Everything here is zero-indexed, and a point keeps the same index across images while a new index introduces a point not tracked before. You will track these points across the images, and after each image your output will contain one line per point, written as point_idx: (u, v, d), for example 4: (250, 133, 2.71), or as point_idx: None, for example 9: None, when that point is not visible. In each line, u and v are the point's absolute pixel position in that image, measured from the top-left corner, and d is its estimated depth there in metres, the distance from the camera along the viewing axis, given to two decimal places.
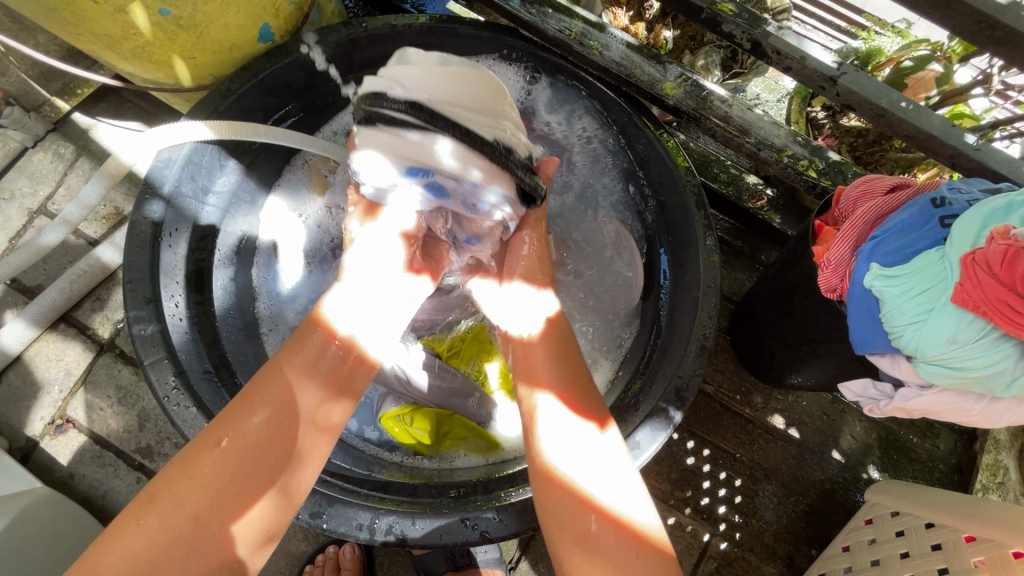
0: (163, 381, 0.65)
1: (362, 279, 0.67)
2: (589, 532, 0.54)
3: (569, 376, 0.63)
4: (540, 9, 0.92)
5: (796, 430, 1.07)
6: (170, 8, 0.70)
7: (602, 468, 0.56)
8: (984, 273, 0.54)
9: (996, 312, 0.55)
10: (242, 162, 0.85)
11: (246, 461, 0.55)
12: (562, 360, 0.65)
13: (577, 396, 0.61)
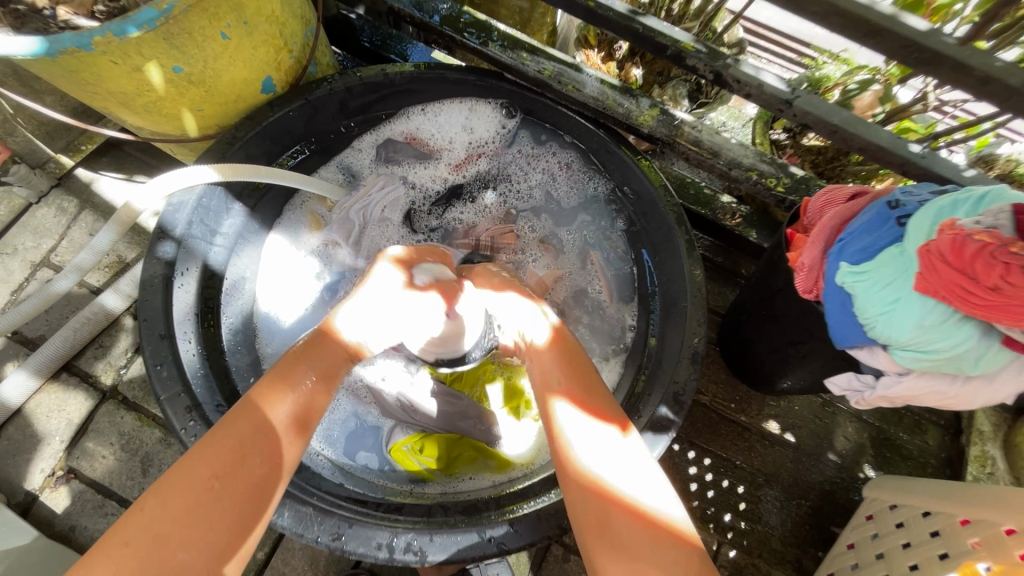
0: (181, 414, 0.66)
1: (377, 306, 0.70)
2: (609, 521, 0.54)
3: (581, 387, 0.65)
4: (518, 54, 1.00)
5: (791, 434, 1.10)
6: (183, 66, 0.75)
7: (618, 459, 0.58)
8: (940, 262, 0.58)
9: (955, 296, 0.59)
10: (248, 205, 0.90)
11: (229, 488, 0.53)
12: (573, 367, 0.67)
13: (590, 399, 0.64)
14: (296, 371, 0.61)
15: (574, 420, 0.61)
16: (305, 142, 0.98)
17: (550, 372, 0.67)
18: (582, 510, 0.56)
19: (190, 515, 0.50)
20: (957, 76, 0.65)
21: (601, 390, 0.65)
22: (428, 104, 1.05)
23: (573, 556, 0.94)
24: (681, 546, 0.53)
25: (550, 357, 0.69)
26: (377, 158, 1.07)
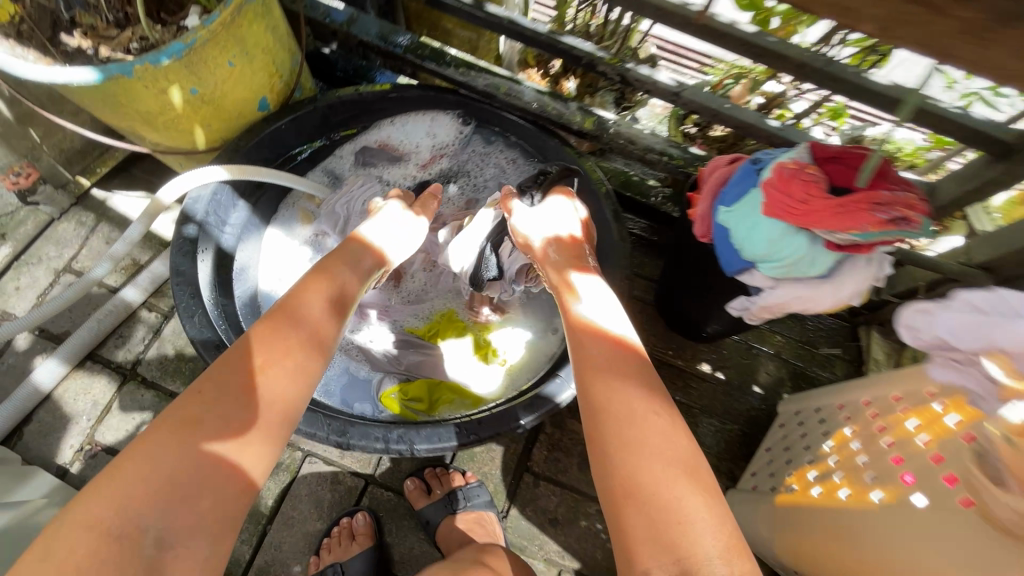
0: (212, 352, 0.83)
1: (383, 222, 0.94)
2: (587, 347, 0.68)
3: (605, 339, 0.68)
4: (467, 72, 1.25)
5: (721, 373, 1.30)
6: (198, 89, 0.95)
7: (607, 311, 0.73)
8: (773, 190, 0.79)
9: (786, 214, 0.78)
10: (250, 202, 1.09)
11: (271, 384, 0.64)
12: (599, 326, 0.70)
13: (618, 360, 0.65)
14: (334, 266, 0.82)
15: (604, 390, 0.62)
16: (293, 154, 1.18)
17: (591, 312, 0.73)
18: (613, 485, 0.56)
19: (228, 414, 0.60)
20: (780, 63, 0.89)
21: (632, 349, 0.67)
22: (397, 117, 1.27)
23: (542, 481, 1.11)
24: (698, 498, 0.53)
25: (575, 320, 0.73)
26: (356, 163, 1.27)
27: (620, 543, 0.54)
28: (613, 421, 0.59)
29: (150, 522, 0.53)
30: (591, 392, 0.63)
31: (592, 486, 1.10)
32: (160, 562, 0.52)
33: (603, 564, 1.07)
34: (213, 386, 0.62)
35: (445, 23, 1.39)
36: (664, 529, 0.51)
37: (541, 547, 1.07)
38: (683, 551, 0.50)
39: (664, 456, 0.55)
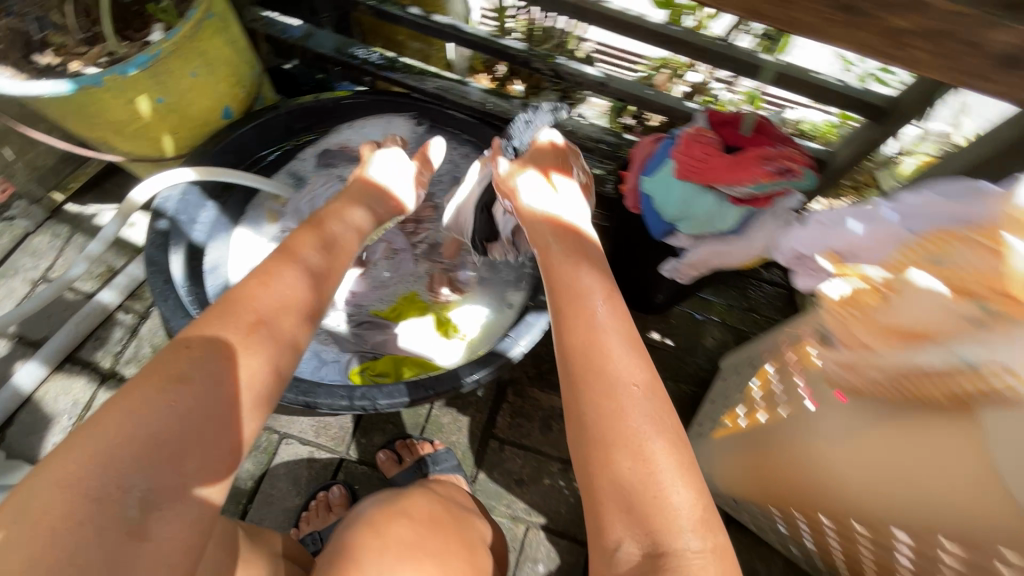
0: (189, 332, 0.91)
1: (385, 165, 1.04)
2: (535, 232, 0.79)
3: (589, 305, 0.63)
4: (420, 77, 1.41)
5: (670, 339, 1.41)
6: (165, 97, 1.04)
7: (565, 202, 0.82)
8: (681, 152, 0.91)
9: (692, 173, 0.90)
10: (218, 203, 1.18)
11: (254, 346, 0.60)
12: (585, 293, 0.65)
13: (601, 329, 0.60)
14: (344, 202, 0.92)
15: (585, 359, 0.58)
16: (258, 157, 1.27)
17: (584, 279, 0.67)
18: (590, 458, 0.53)
19: (218, 376, 0.56)
20: (683, 48, 1.05)
21: (620, 317, 0.62)
22: (354, 121, 1.36)
23: (507, 445, 1.19)
24: (676, 471, 0.51)
25: (561, 284, 0.67)
26: (318, 164, 1.35)
27: (592, 510, 0.53)
28: (591, 392, 0.55)
29: (137, 479, 0.49)
30: (571, 363, 0.59)
31: (552, 446, 1.19)
32: (145, 523, 0.49)
33: (567, 518, 1.14)
34: (200, 346, 0.57)
35: (397, 35, 1.51)
36: (639, 502, 0.50)
37: (508, 506, 1.14)
38: (656, 522, 0.49)
39: (643, 428, 0.52)
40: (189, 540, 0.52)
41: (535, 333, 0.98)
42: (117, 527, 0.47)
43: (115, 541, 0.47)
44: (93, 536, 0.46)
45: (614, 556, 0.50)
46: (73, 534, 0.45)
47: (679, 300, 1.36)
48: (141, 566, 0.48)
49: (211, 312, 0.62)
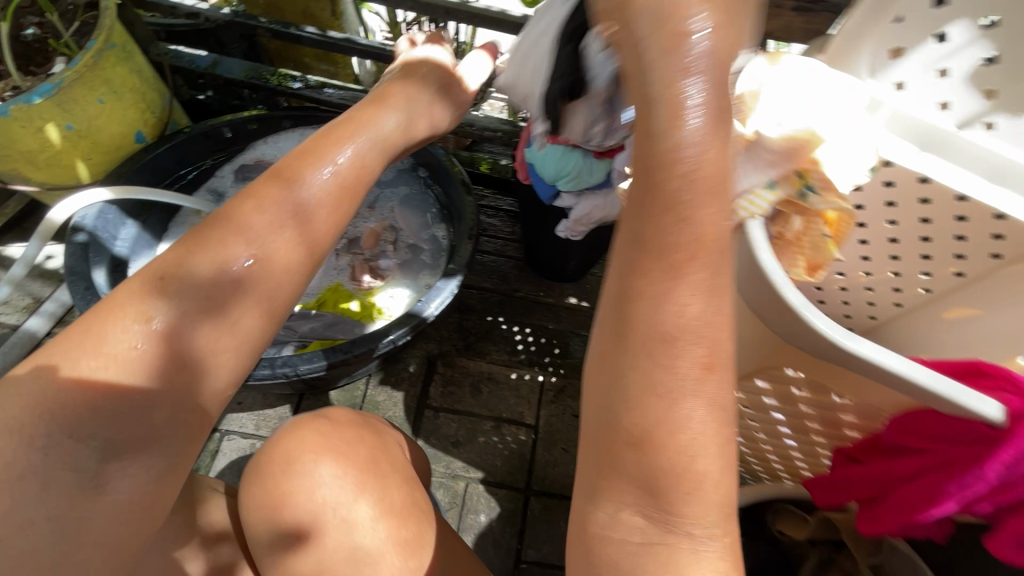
0: None
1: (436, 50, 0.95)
2: None
3: (680, 222, 0.44)
4: (323, 89, 1.54)
5: (585, 300, 1.50)
6: (73, 124, 1.11)
7: None
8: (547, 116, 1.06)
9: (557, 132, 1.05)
10: (138, 222, 1.25)
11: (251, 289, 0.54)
12: (682, 197, 0.44)
13: (686, 274, 0.43)
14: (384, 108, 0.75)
15: (644, 313, 0.44)
16: (180, 174, 1.36)
17: (691, 157, 0.44)
18: (624, 439, 0.44)
19: (183, 321, 0.50)
20: None
21: (716, 257, 0.44)
22: (268, 136, 1.45)
23: (441, 412, 1.27)
24: (715, 468, 0.43)
25: (653, 171, 0.45)
26: (236, 178, 1.40)
27: (594, 477, 0.46)
28: (647, 359, 0.43)
29: (91, 432, 0.48)
30: (630, 314, 0.44)
31: (481, 407, 1.29)
32: (101, 477, 0.49)
33: (503, 468, 1.23)
34: (175, 281, 0.51)
35: (303, 57, 1.62)
36: (662, 491, 0.43)
37: (446, 466, 1.21)
38: (674, 510, 0.43)
39: (693, 421, 0.43)
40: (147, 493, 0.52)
41: (445, 294, 1.07)
42: (72, 478, 0.48)
43: (75, 490, 0.48)
44: (42, 490, 0.48)
45: (610, 530, 0.45)
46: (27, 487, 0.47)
47: (591, 266, 1.48)
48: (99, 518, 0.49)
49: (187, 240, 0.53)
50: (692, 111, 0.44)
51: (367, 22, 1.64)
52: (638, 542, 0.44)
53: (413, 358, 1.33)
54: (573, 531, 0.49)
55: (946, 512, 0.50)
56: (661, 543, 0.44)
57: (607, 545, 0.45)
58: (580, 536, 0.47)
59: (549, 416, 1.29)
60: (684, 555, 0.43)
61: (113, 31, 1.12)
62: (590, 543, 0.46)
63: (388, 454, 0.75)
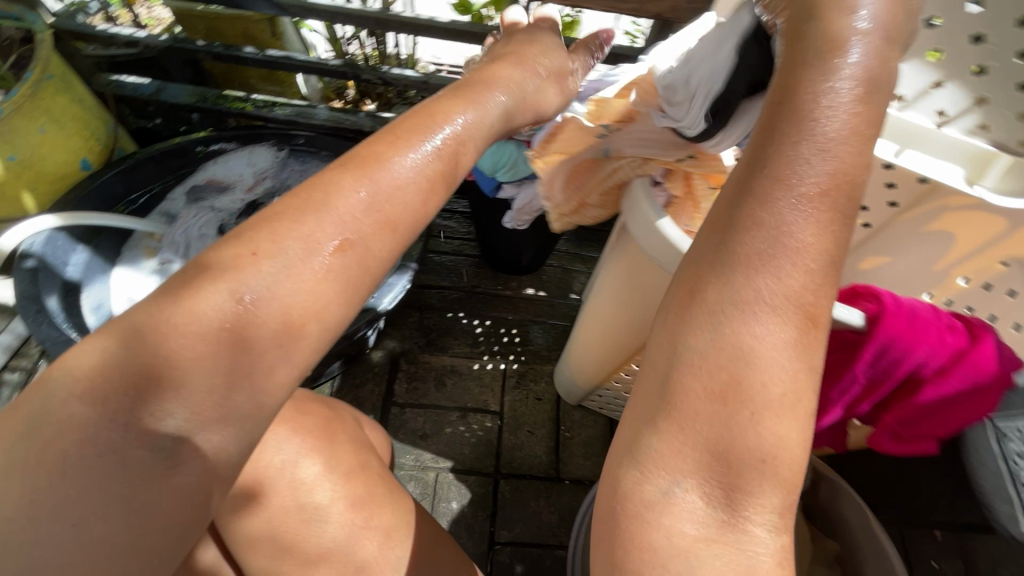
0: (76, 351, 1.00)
1: None
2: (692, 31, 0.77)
3: (807, 171, 0.46)
4: (270, 107, 1.59)
5: (543, 291, 1.55)
6: (16, 155, 1.12)
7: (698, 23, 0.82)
8: None
9: None
10: (89, 247, 1.26)
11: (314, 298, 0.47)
12: (816, 152, 0.46)
13: (806, 225, 0.44)
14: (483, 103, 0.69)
15: (756, 256, 0.44)
16: (130, 198, 1.37)
17: (835, 125, 0.47)
18: (713, 397, 0.42)
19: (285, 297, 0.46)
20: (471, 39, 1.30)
21: (837, 215, 0.45)
22: (217, 156, 1.47)
23: (407, 407, 1.30)
24: (790, 446, 0.42)
25: (793, 121, 0.47)
26: (188, 201, 1.42)
27: (659, 419, 0.43)
28: (742, 299, 0.43)
29: (170, 406, 0.43)
30: (739, 250, 0.44)
31: (446, 399, 1.32)
32: (179, 452, 0.44)
33: (471, 456, 1.26)
34: (271, 254, 0.47)
35: (249, 79, 1.66)
36: (736, 461, 0.41)
37: (415, 459, 1.24)
38: (740, 486, 0.41)
39: (781, 387, 0.42)
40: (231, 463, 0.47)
41: (396, 289, 1.12)
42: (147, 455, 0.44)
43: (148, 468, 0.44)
44: (118, 469, 0.43)
45: (660, 485, 0.42)
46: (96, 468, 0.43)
47: (546, 256, 1.53)
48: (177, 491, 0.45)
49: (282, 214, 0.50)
50: (833, 97, 0.48)
51: (308, 40, 1.71)
52: (693, 532, 0.41)
53: (376, 358, 1.37)
54: (607, 516, 0.44)
55: (835, 416, 0.58)
56: (717, 535, 0.41)
57: (648, 505, 0.42)
58: (618, 520, 0.43)
59: (513, 401, 1.34)
60: (738, 551, 0.40)
61: (50, 62, 1.15)
62: (633, 524, 0.42)
63: (343, 425, 0.77)
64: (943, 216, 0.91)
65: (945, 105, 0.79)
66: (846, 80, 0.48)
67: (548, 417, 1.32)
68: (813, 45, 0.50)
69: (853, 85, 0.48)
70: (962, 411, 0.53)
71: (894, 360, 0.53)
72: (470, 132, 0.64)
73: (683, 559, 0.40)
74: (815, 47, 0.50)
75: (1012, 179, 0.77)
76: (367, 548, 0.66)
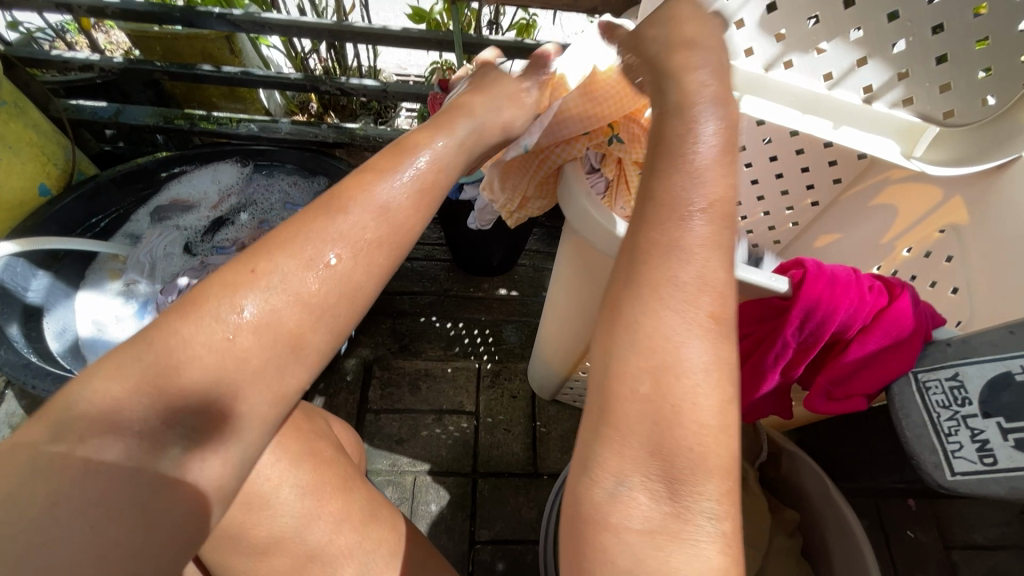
0: (38, 375, 0.99)
1: None
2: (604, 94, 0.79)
3: (689, 192, 0.48)
4: (231, 123, 1.59)
5: (515, 290, 1.56)
6: None
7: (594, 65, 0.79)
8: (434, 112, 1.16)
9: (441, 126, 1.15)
10: (50, 272, 1.26)
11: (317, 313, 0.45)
12: (693, 171, 0.49)
13: (698, 232, 0.46)
14: (450, 126, 0.65)
15: (662, 264, 0.44)
16: (92, 222, 1.35)
17: (706, 148, 0.50)
18: (640, 398, 0.41)
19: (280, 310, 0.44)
20: (426, 45, 1.32)
21: (725, 221, 0.47)
22: (181, 175, 1.46)
23: (382, 414, 1.30)
24: (718, 435, 0.41)
25: (669, 150, 0.51)
26: (152, 221, 1.42)
27: (596, 431, 0.42)
28: (648, 301, 0.43)
29: (167, 413, 0.40)
30: (644, 262, 0.45)
31: (422, 403, 1.33)
32: (186, 463, 0.41)
33: (449, 457, 1.26)
34: (270, 270, 0.44)
35: (211, 97, 1.66)
36: (671, 454, 0.40)
37: (392, 464, 1.24)
38: (679, 478, 0.40)
39: (699, 380, 0.42)
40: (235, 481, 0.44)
41: None
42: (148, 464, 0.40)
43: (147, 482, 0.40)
44: (104, 492, 0.39)
45: (609, 495, 0.41)
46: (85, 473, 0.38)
47: (516, 257, 1.54)
48: (176, 512, 0.40)
49: (283, 229, 0.48)
50: (700, 135, 0.51)
51: (269, 57, 1.72)
52: (640, 528, 0.40)
53: (349, 367, 1.36)
54: (564, 522, 0.44)
55: (774, 383, 0.65)
56: (664, 528, 0.40)
57: (598, 513, 0.41)
58: (574, 524, 0.42)
59: (489, 401, 1.34)
60: (684, 542, 0.39)
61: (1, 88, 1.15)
62: (586, 527, 0.41)
63: (311, 421, 0.77)
64: (885, 190, 0.95)
65: (871, 80, 0.84)
66: (707, 112, 0.53)
67: (524, 414, 1.33)
68: (674, 88, 0.56)
69: (716, 114, 0.53)
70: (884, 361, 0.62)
71: (823, 323, 0.61)
72: (449, 151, 0.62)
73: (630, 552, 0.39)
74: (673, 89, 0.56)
75: (940, 151, 0.84)
76: (334, 541, 0.67)
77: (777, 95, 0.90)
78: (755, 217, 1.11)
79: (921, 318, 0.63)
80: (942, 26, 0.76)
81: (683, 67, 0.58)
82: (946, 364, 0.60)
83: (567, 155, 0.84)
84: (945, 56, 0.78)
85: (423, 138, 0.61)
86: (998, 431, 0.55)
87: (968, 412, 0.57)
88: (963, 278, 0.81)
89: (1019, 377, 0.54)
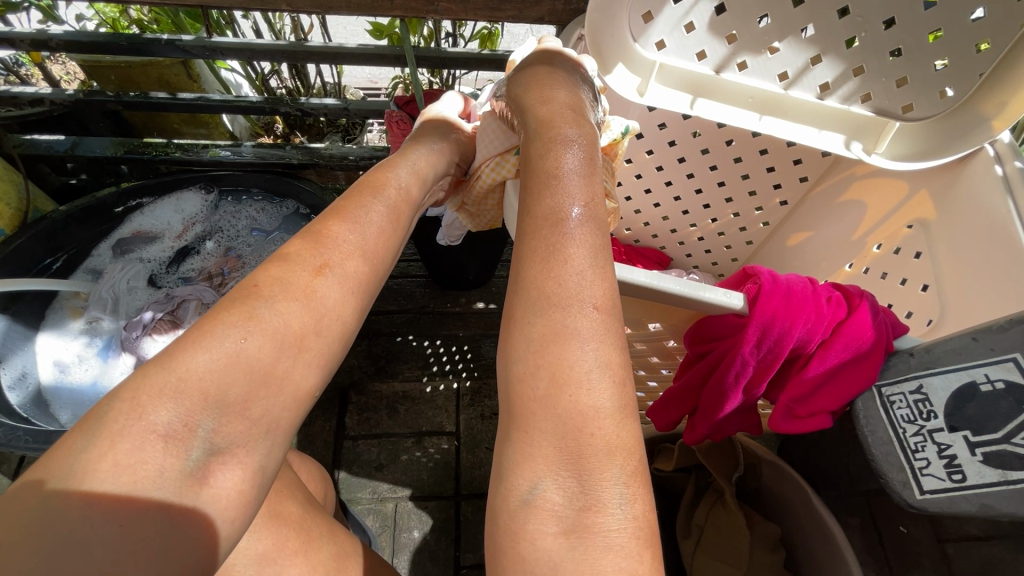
0: None
1: None
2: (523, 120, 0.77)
3: (557, 201, 0.51)
4: (189, 148, 1.53)
5: (493, 303, 1.53)
6: None
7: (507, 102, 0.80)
8: (394, 125, 1.14)
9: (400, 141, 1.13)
10: (6, 314, 1.21)
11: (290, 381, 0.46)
12: (559, 182, 0.53)
13: (569, 231, 0.49)
14: (383, 178, 0.73)
15: (547, 267, 0.47)
16: (47, 262, 1.30)
17: (568, 162, 0.56)
18: (539, 395, 0.42)
19: (288, 316, 0.47)
20: (384, 61, 1.29)
21: (595, 219, 0.51)
22: (141, 204, 1.42)
23: (360, 440, 1.27)
24: (619, 418, 0.40)
25: (534, 170, 0.56)
26: (114, 254, 1.39)
27: (508, 435, 0.42)
28: (543, 305, 0.45)
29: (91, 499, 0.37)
30: (527, 267, 0.48)
31: (401, 426, 1.29)
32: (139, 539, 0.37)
33: (430, 481, 1.23)
34: (269, 288, 0.49)
35: (172, 124, 1.63)
36: (573, 444, 0.39)
37: (373, 491, 1.21)
38: (589, 477, 0.38)
39: (591, 366, 0.42)
40: (236, 517, 0.42)
41: None
42: (151, 491, 0.38)
43: (142, 515, 0.37)
44: None
45: (524, 501, 0.39)
46: (64, 528, 0.35)
47: (493, 269, 1.50)
48: None
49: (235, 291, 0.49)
50: (568, 155, 0.56)
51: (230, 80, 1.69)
52: (555, 532, 0.37)
53: (325, 394, 1.33)
54: (489, 543, 0.41)
55: (738, 401, 0.66)
56: (581, 528, 0.37)
57: (514, 521, 0.38)
58: (495, 546, 0.39)
59: (468, 420, 1.31)
60: (601, 538, 0.36)
61: None
62: (505, 542, 0.38)
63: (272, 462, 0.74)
64: (851, 186, 0.94)
65: (828, 77, 0.82)
66: (567, 132, 0.59)
67: None
68: (533, 116, 0.64)
69: (575, 135, 0.59)
70: (839, 375, 0.62)
71: (780, 339, 0.63)
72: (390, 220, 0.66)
73: (548, 562, 0.36)
74: (534, 118, 0.64)
75: (903, 144, 0.84)
76: None
77: (733, 96, 0.88)
78: (726, 219, 1.10)
79: (881, 327, 0.63)
80: (892, 19, 0.74)
81: (542, 101, 0.66)
82: (910, 376, 0.59)
83: (500, 172, 0.84)
84: (899, 49, 0.76)
85: (361, 199, 0.66)
86: (965, 446, 0.54)
87: (934, 426, 0.56)
88: (932, 274, 0.80)
89: (983, 388, 0.53)
